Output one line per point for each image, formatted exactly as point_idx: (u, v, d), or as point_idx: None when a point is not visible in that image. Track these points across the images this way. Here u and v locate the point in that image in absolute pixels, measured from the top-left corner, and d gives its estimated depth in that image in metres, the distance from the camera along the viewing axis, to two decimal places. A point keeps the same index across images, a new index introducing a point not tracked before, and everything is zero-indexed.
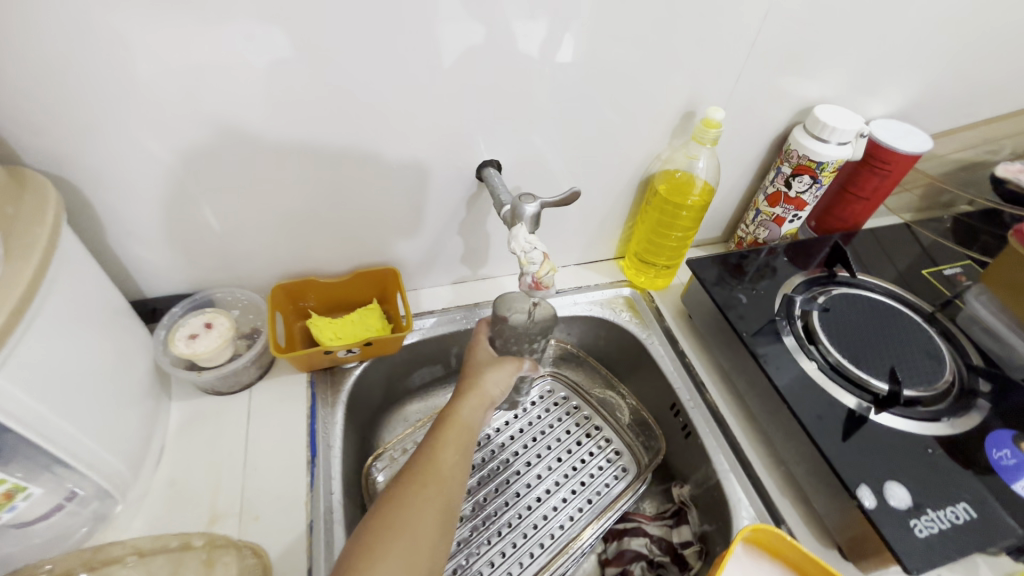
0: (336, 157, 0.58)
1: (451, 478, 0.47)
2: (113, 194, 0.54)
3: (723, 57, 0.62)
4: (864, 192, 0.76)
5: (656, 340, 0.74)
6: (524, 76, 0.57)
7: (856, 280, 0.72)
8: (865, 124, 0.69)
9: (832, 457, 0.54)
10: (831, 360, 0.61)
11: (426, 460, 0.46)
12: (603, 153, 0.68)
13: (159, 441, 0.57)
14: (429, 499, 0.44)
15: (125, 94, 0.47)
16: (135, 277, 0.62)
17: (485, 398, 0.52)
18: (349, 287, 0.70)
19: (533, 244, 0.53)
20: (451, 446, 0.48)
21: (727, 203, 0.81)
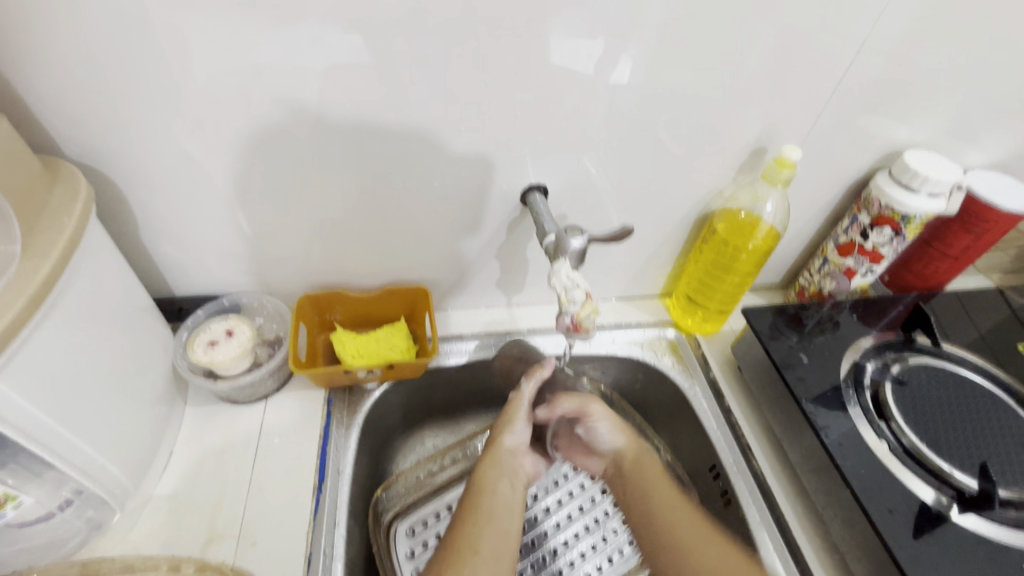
0: (376, 168, 0.55)
1: (495, 556, 0.47)
2: (149, 191, 0.53)
3: (803, 92, 0.56)
4: (951, 250, 0.68)
5: (699, 391, 0.68)
6: (581, 99, 0.53)
7: (939, 350, 0.63)
8: (962, 176, 0.61)
9: (904, 562, 0.47)
10: (905, 442, 0.54)
11: (465, 530, 0.48)
12: (659, 185, 0.63)
13: (166, 449, 0.55)
14: (479, 568, 0.46)
15: (166, 93, 0.46)
16: (164, 275, 0.61)
17: (510, 469, 0.55)
18: (377, 303, 0.67)
19: (576, 282, 0.47)
20: (483, 521, 0.49)
21: (791, 248, 0.74)
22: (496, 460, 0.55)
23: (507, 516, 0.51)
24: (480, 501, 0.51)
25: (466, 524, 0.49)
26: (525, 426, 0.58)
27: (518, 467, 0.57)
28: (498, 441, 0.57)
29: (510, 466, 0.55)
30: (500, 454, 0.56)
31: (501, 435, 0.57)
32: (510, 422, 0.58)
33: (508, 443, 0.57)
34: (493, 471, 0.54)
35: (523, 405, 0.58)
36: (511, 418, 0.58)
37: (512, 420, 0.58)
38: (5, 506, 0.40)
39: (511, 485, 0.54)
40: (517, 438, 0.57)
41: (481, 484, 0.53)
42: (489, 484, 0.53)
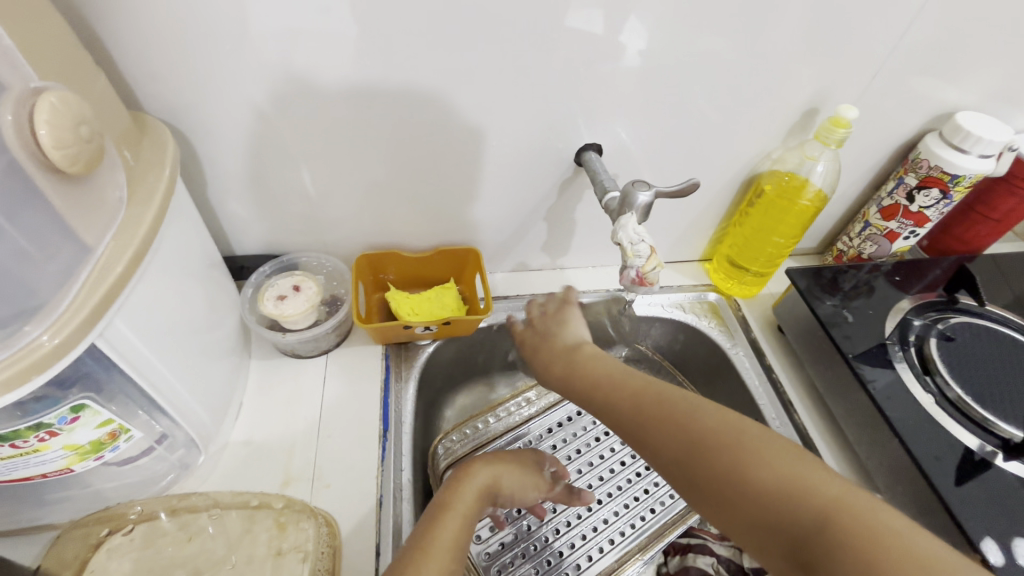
0: (437, 127, 0.56)
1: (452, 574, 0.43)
2: (218, 148, 0.54)
3: (862, 51, 0.56)
4: (995, 213, 0.69)
5: (741, 350, 0.70)
6: (643, 59, 0.53)
7: (980, 308, 0.64)
8: (1014, 137, 0.62)
9: (952, 503, 0.49)
10: (952, 395, 0.56)
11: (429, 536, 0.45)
12: (710, 147, 0.63)
13: (238, 398, 0.57)
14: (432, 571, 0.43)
15: (241, 52, 0.47)
16: (227, 233, 0.62)
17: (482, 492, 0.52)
18: (428, 264, 0.69)
19: (642, 236, 0.48)
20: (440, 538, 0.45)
21: (832, 212, 0.75)
22: (487, 490, 0.52)
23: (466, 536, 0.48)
24: (448, 517, 0.47)
25: (427, 533, 0.46)
26: (524, 493, 0.56)
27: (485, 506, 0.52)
28: (497, 480, 0.53)
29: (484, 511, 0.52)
30: (489, 487, 0.52)
31: (502, 480, 0.54)
32: (519, 475, 0.55)
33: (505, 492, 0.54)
34: (467, 494, 0.50)
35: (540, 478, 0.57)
36: (518, 477, 0.55)
37: (521, 476, 0.55)
38: (119, 438, 0.42)
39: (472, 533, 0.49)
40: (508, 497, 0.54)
41: (452, 502, 0.49)
42: (458, 502, 0.49)
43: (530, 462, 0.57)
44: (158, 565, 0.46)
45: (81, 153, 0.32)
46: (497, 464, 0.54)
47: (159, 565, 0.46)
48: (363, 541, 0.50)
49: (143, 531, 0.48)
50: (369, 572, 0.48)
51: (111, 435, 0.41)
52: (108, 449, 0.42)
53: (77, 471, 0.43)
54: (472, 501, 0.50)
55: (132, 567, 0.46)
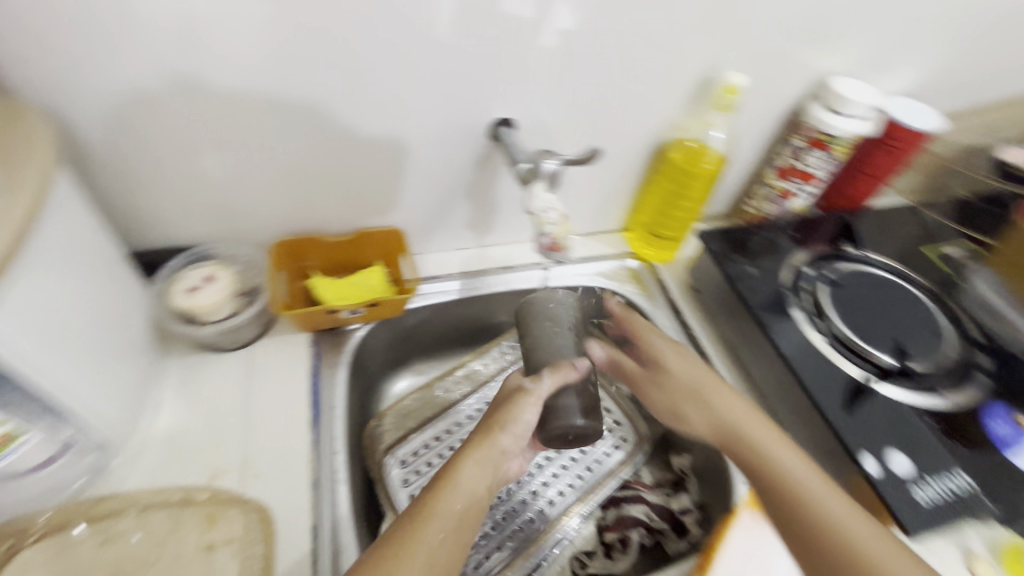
0: (345, 106, 0.55)
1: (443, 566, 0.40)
2: (108, 133, 0.51)
3: (745, 22, 0.60)
4: (872, 170, 0.77)
5: (661, 312, 0.74)
6: (544, 33, 0.55)
7: (860, 256, 0.72)
8: (881, 99, 0.69)
9: (838, 425, 0.55)
10: (838, 333, 0.62)
11: (411, 529, 0.41)
12: (619, 118, 0.66)
13: (154, 397, 0.55)
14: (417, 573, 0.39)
15: (119, 31, 0.45)
16: (128, 228, 0.59)
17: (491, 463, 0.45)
18: (352, 248, 0.68)
19: (552, 203, 0.51)
20: (436, 526, 0.41)
21: (736, 177, 0.81)
22: (485, 456, 0.45)
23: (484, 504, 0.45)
24: (446, 501, 0.42)
25: (415, 524, 0.41)
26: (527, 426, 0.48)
27: (502, 470, 0.47)
28: (493, 435, 0.46)
29: (498, 467, 0.46)
30: (491, 451, 0.46)
31: (498, 430, 0.46)
32: (512, 418, 0.47)
33: (505, 441, 0.47)
34: (474, 467, 0.44)
35: (534, 401, 0.48)
36: (512, 418, 0.47)
37: (516, 416, 0.47)
38: (13, 444, 0.41)
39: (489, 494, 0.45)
40: (517, 442, 0.47)
41: (452, 477, 0.44)
42: (462, 480, 0.44)
43: (505, 398, 0.49)
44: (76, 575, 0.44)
45: None
46: (489, 414, 0.48)
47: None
48: (299, 524, 0.50)
49: (57, 543, 0.45)
50: (307, 551, 0.49)
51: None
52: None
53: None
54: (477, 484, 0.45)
55: None
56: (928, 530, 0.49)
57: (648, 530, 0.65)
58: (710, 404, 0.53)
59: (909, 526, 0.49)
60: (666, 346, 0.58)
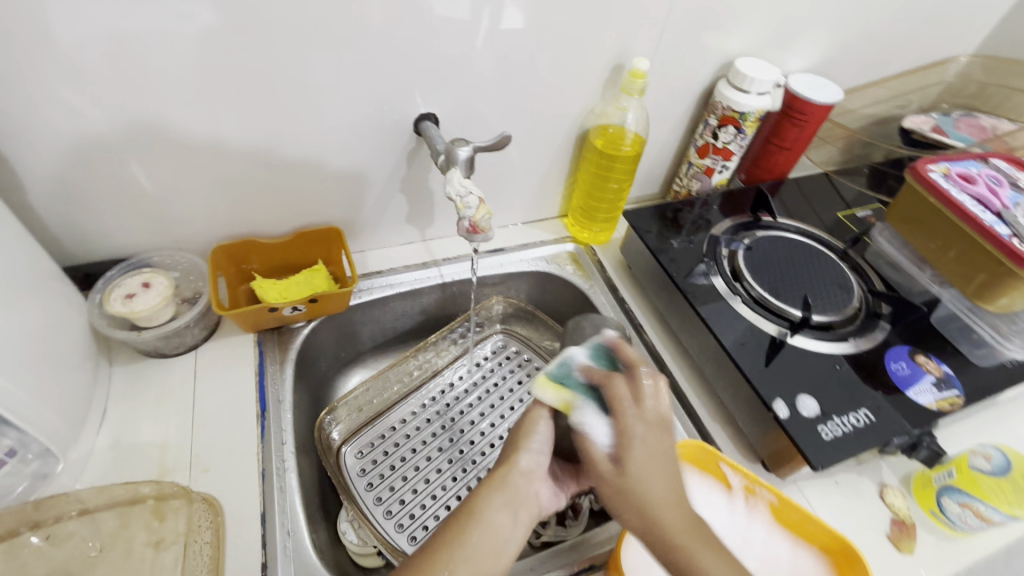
0: (270, 110, 0.58)
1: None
2: (31, 150, 0.52)
3: (648, 11, 0.64)
4: (785, 143, 0.82)
5: (598, 290, 0.78)
6: (456, 30, 0.58)
7: (776, 224, 0.78)
8: (782, 76, 0.74)
9: (752, 376, 0.60)
10: (754, 294, 0.67)
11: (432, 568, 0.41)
12: (540, 108, 0.70)
13: (99, 404, 0.56)
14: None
15: (34, 50, 0.46)
16: (63, 242, 0.60)
17: (513, 496, 0.46)
18: (293, 249, 0.70)
19: (468, 188, 0.55)
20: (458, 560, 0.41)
21: (662, 158, 0.85)
22: (504, 481, 0.47)
23: (512, 538, 0.44)
24: (470, 531, 0.43)
25: (436, 558, 0.41)
26: (546, 443, 0.50)
27: (530, 493, 0.48)
28: (511, 459, 0.48)
29: (520, 489, 0.46)
30: (511, 474, 0.47)
31: (516, 452, 0.49)
32: (527, 439, 0.49)
33: (523, 462, 0.48)
34: (497, 495, 0.45)
35: (547, 416, 0.50)
36: (529, 434, 0.50)
37: (532, 432, 0.50)
38: None
39: (513, 516, 0.45)
40: (536, 459, 0.49)
41: (475, 509, 0.44)
42: (486, 511, 0.44)
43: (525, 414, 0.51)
44: None
45: None
46: (509, 438, 0.51)
47: None
48: (249, 514, 0.52)
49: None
50: (257, 537, 0.50)
51: None
52: None
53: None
54: (498, 521, 0.44)
55: None
56: (834, 461, 0.53)
57: (597, 496, 0.68)
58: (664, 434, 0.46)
59: (816, 462, 0.53)
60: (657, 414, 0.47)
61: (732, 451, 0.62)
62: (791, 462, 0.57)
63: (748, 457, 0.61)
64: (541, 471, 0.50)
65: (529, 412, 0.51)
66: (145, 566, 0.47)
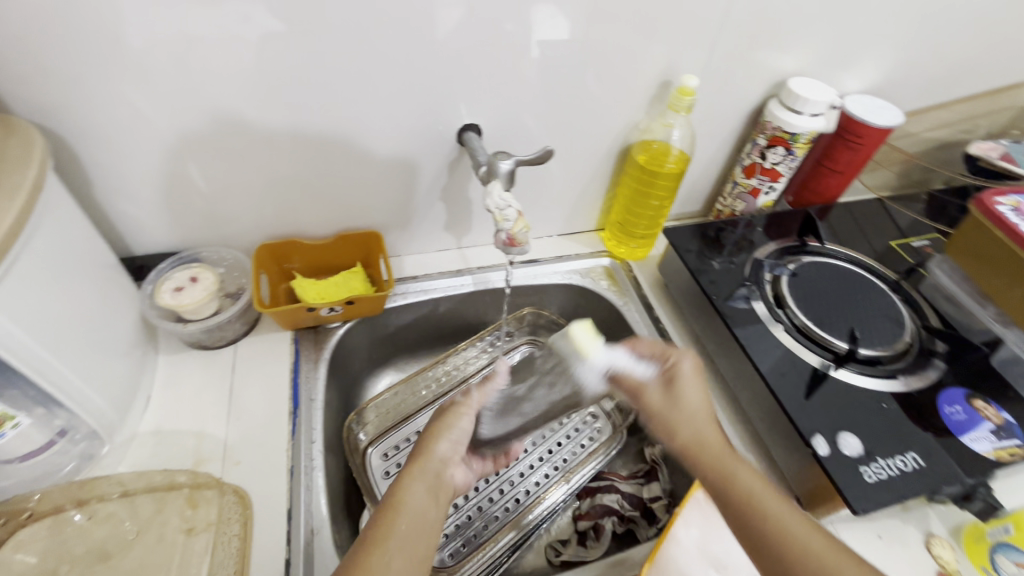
0: (319, 116, 0.59)
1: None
2: (99, 147, 0.55)
3: (700, 28, 0.63)
4: (838, 166, 0.79)
5: (633, 307, 0.77)
6: (504, 43, 0.58)
7: (824, 250, 0.75)
8: (838, 97, 0.71)
9: (791, 409, 0.57)
10: (797, 322, 0.65)
11: (365, 561, 0.40)
12: (583, 122, 0.69)
13: (144, 391, 0.59)
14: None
15: (108, 54, 0.49)
16: (122, 233, 0.63)
17: (432, 482, 0.46)
18: (333, 250, 0.72)
19: (508, 201, 0.56)
20: (386, 549, 0.41)
21: (706, 176, 0.83)
22: (424, 469, 0.46)
23: (436, 512, 0.45)
24: (397, 521, 0.42)
25: (370, 551, 0.40)
26: (463, 433, 0.50)
27: (447, 477, 0.48)
28: (429, 448, 0.48)
29: (436, 476, 0.47)
30: (431, 462, 0.47)
31: (434, 440, 0.49)
32: (443, 433, 0.49)
33: (443, 450, 0.48)
34: (417, 483, 0.45)
35: (468, 410, 0.51)
36: (447, 427, 0.49)
37: (450, 428, 0.49)
38: (5, 425, 0.43)
39: (436, 500, 0.46)
40: (454, 446, 0.49)
41: (399, 499, 0.44)
42: (409, 499, 0.44)
43: (440, 411, 0.52)
44: (63, 554, 0.47)
45: None
46: (426, 432, 0.50)
47: (64, 553, 0.47)
48: (275, 509, 0.53)
49: (47, 523, 0.48)
50: (281, 533, 0.51)
51: None
52: None
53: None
54: (420, 505, 0.44)
55: (38, 558, 0.47)
56: (876, 506, 0.50)
57: (620, 519, 0.65)
58: (700, 408, 0.50)
59: (857, 505, 0.50)
60: (696, 396, 0.51)
61: None
62: (829, 502, 0.54)
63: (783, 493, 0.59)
64: (459, 458, 0.50)
65: (442, 410, 0.51)
66: (176, 550, 0.49)
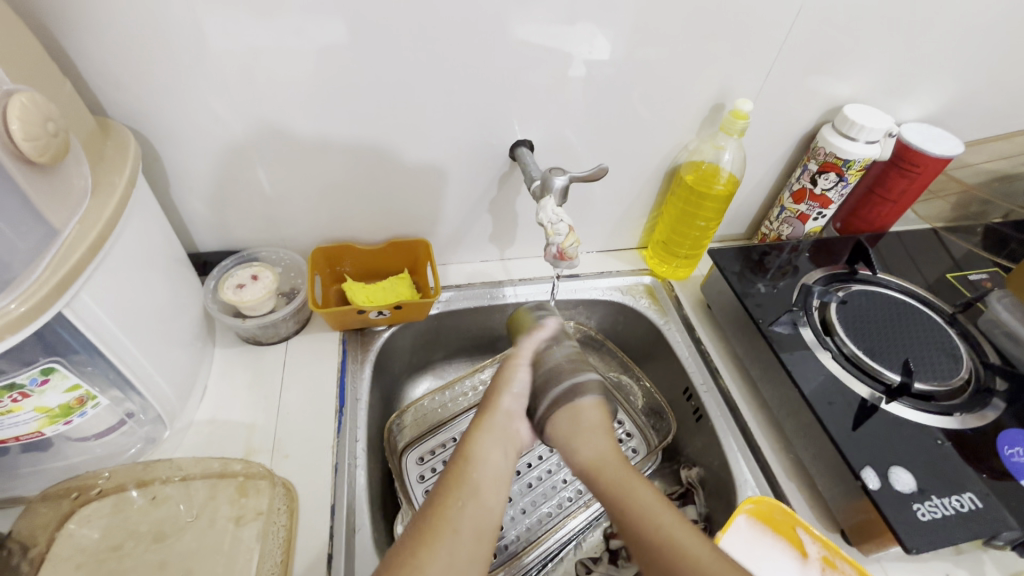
0: (379, 128, 0.62)
1: (477, 522, 0.43)
2: (181, 150, 0.59)
3: (755, 53, 0.64)
4: (891, 194, 0.77)
5: (673, 327, 0.76)
6: (560, 64, 0.60)
7: (876, 279, 0.73)
8: (894, 124, 0.70)
9: (840, 440, 0.56)
10: (846, 351, 0.63)
11: (446, 505, 0.44)
12: (633, 142, 0.70)
13: (203, 381, 0.62)
14: (455, 549, 0.41)
15: (194, 65, 0.52)
16: (191, 231, 0.67)
17: (500, 433, 0.50)
18: (383, 256, 0.75)
19: (560, 216, 0.58)
20: (466, 492, 0.45)
21: (753, 199, 0.83)
22: (493, 422, 0.51)
23: (505, 463, 0.49)
24: (469, 470, 0.46)
25: (449, 495, 0.44)
26: (522, 386, 0.54)
27: (514, 429, 0.52)
28: (494, 403, 0.53)
29: (505, 428, 0.51)
30: (496, 416, 0.51)
31: (498, 397, 0.53)
32: (506, 386, 0.54)
33: (506, 404, 0.53)
34: (487, 435, 0.49)
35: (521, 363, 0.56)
36: (507, 382, 0.55)
37: (509, 382, 0.54)
38: (87, 404, 0.47)
39: (505, 452, 0.49)
40: (517, 400, 0.53)
41: (470, 451, 0.48)
42: (479, 450, 0.48)
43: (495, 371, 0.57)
44: (126, 530, 0.50)
45: (49, 145, 0.37)
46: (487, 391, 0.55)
47: (128, 530, 0.50)
48: (320, 503, 0.54)
49: (111, 500, 0.51)
50: (325, 528, 0.53)
51: (79, 400, 0.46)
52: (76, 414, 0.47)
53: (48, 436, 0.47)
54: (491, 458, 0.48)
55: (101, 533, 0.49)
56: (930, 547, 0.49)
57: None
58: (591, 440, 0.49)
59: (910, 544, 0.49)
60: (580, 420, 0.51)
61: (809, 515, 0.58)
62: (878, 538, 0.53)
63: (827, 526, 0.57)
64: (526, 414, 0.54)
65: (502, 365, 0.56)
66: (227, 536, 0.51)
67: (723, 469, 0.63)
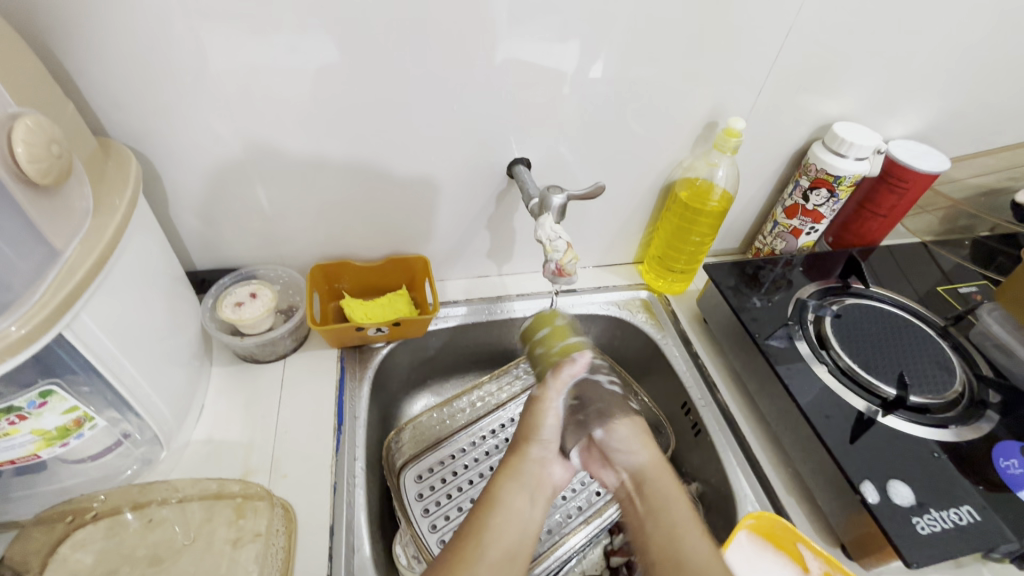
0: (378, 146, 0.62)
1: (500, 569, 0.42)
2: (180, 168, 0.59)
3: (746, 75, 0.65)
4: (881, 210, 0.79)
5: (671, 341, 0.77)
6: (557, 84, 0.62)
7: (869, 292, 0.74)
8: (883, 141, 0.72)
9: (837, 453, 0.56)
10: (842, 365, 0.64)
11: (466, 550, 0.43)
12: (629, 159, 0.72)
13: (199, 400, 0.61)
14: None
15: (196, 87, 0.53)
16: (190, 249, 0.67)
17: (529, 480, 0.48)
18: (381, 273, 0.75)
19: (558, 234, 0.59)
20: (489, 536, 0.44)
21: (746, 214, 0.84)
22: (518, 468, 0.49)
23: (530, 511, 0.47)
24: (492, 514, 0.45)
25: (470, 536, 0.44)
26: (554, 429, 0.51)
27: (542, 475, 0.50)
28: (523, 448, 0.50)
29: (532, 474, 0.49)
30: (524, 461, 0.49)
31: (525, 442, 0.51)
32: (534, 429, 0.51)
33: (535, 451, 0.51)
34: (513, 481, 0.48)
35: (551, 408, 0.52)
36: (536, 426, 0.51)
37: (537, 426, 0.51)
38: (84, 426, 0.46)
39: (531, 499, 0.48)
40: (547, 445, 0.51)
41: (494, 495, 0.47)
42: (504, 495, 0.47)
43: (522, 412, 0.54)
44: (123, 555, 0.49)
45: (52, 167, 0.38)
46: (516, 433, 0.52)
47: (124, 554, 0.49)
48: (319, 523, 0.54)
49: (105, 524, 0.51)
50: (323, 548, 0.52)
51: (76, 422, 0.45)
52: (73, 436, 0.46)
53: (45, 458, 0.47)
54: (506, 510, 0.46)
55: (95, 558, 0.49)
56: (929, 560, 0.49)
57: None
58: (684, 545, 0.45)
59: (911, 559, 0.49)
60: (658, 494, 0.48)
61: (810, 530, 0.58)
62: (880, 553, 0.53)
63: (827, 540, 0.57)
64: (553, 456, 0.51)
65: (529, 409, 0.52)
66: (224, 559, 0.50)
67: (723, 484, 0.63)
